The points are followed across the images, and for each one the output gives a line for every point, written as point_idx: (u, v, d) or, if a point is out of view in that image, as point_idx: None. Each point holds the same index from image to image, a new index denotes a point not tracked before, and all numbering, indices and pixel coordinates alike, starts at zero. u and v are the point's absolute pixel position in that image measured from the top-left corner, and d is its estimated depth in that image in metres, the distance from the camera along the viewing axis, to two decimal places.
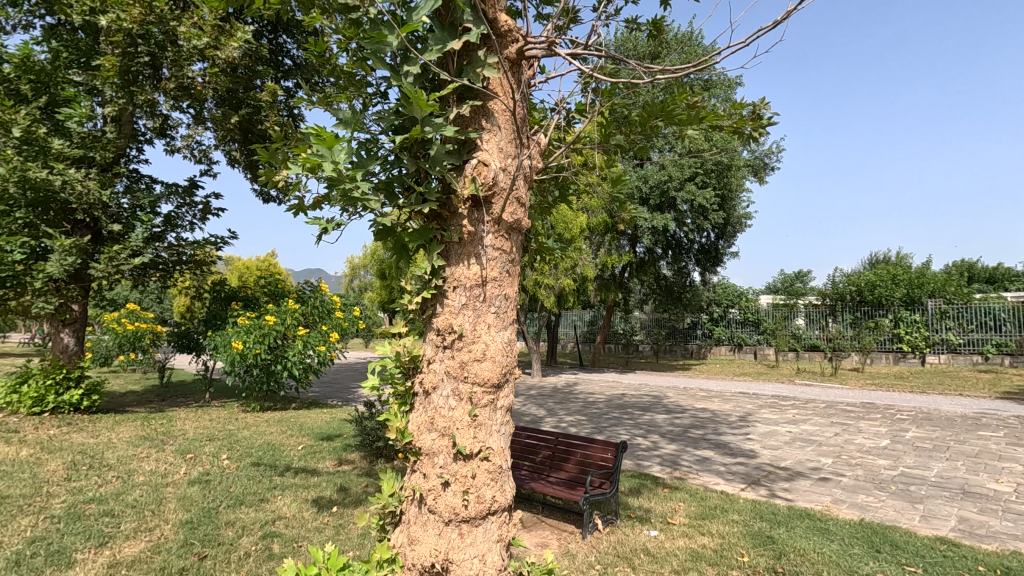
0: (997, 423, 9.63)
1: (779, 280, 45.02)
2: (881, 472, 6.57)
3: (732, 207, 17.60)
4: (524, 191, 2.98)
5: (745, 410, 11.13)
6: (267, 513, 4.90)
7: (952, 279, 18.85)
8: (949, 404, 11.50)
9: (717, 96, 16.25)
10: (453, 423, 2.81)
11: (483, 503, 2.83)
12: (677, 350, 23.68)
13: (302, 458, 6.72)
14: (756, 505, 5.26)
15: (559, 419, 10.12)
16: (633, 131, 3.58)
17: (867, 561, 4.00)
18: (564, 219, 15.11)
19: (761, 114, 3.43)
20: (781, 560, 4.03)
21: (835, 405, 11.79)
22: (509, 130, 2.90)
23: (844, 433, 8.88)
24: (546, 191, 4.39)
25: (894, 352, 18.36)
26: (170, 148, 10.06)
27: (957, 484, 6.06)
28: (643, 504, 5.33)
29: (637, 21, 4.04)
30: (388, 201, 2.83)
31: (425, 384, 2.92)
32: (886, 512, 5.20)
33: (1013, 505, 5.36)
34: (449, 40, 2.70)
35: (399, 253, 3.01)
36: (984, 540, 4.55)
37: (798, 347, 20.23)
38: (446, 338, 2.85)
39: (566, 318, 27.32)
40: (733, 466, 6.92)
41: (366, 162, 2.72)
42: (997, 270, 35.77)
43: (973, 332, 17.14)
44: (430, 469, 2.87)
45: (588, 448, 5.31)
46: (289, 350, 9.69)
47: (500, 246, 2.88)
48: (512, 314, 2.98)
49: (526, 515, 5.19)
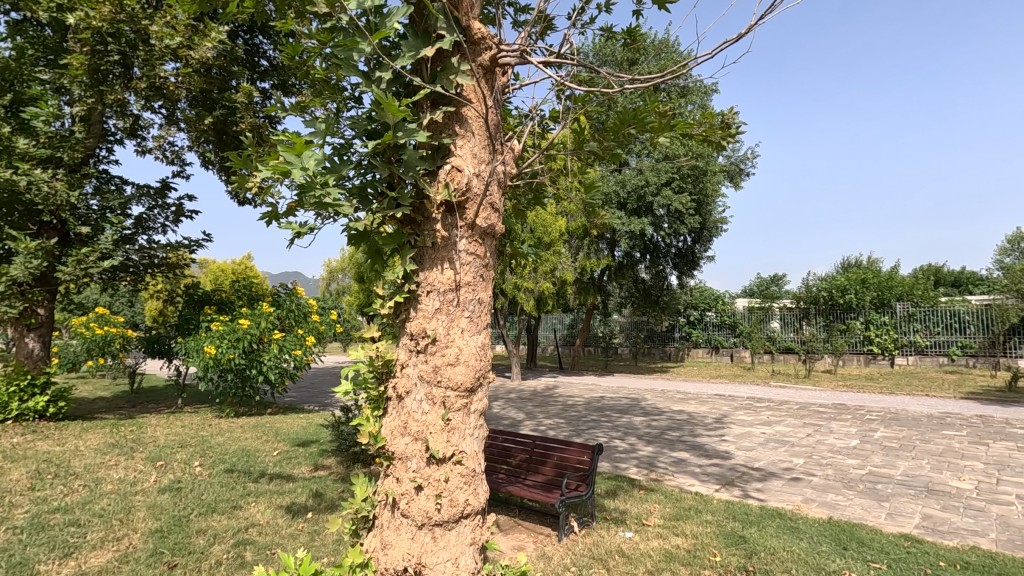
0: (960, 422, 9.97)
1: (754, 284, 46.01)
2: (850, 472, 6.73)
3: (708, 211, 17.86)
4: (498, 196, 3.01)
5: (720, 412, 11.29)
6: (240, 519, 4.83)
7: (919, 283, 19.44)
8: (916, 405, 11.83)
9: (694, 102, 16.48)
10: (426, 427, 2.83)
11: (456, 507, 2.85)
12: (656, 352, 23.94)
13: (277, 464, 6.64)
14: (729, 506, 5.35)
15: (537, 422, 10.15)
16: (607, 138, 3.63)
17: (834, 559, 4.10)
18: (543, 223, 15.22)
19: (731, 123, 3.51)
20: (752, 559, 4.10)
21: (807, 406, 12.05)
22: (482, 137, 2.93)
23: (816, 434, 9.09)
24: (520, 197, 4.43)
25: (864, 354, 18.83)
26: (141, 149, 9.85)
27: (922, 482, 6.24)
28: (618, 505, 5.38)
29: (610, 29, 4.12)
30: (361, 206, 2.85)
31: (398, 388, 2.94)
32: (854, 510, 5.33)
33: (974, 502, 5.53)
34: (422, 47, 2.72)
35: (374, 258, 3.02)
36: (947, 536, 4.69)
37: (773, 349, 20.63)
38: (420, 342, 2.87)
39: (546, 321, 27.45)
40: (708, 467, 7.03)
41: (338, 168, 2.73)
42: (962, 274, 37.15)
43: (939, 334, 17.69)
44: (403, 473, 2.88)
45: (565, 451, 5.31)
46: (264, 354, 9.53)
47: (474, 251, 2.90)
48: (486, 319, 3.00)
49: (502, 518, 5.20)
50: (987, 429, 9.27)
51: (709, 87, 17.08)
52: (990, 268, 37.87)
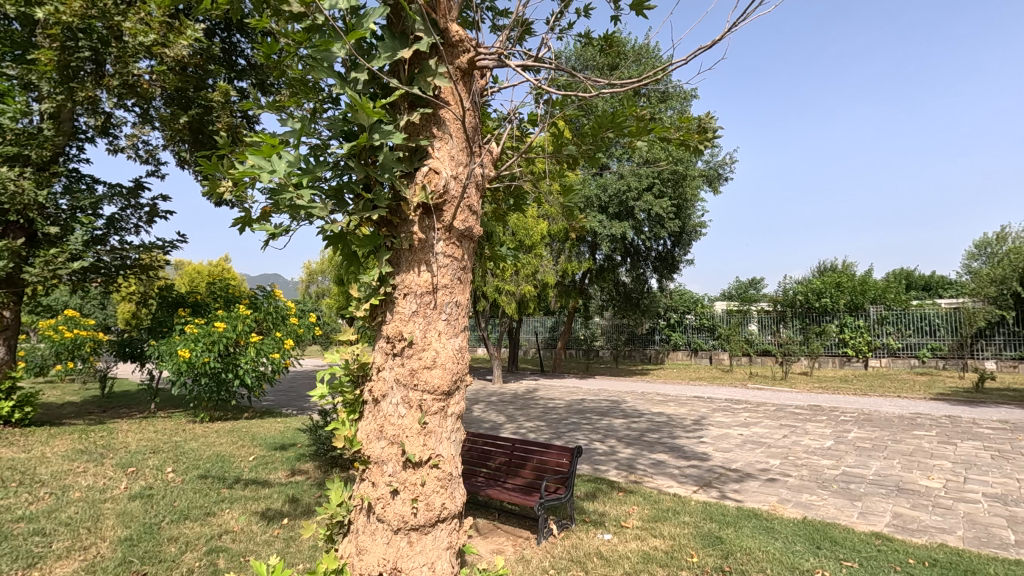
0: (929, 422, 10.24)
1: (732, 287, 46.70)
2: (824, 472, 6.86)
3: (688, 215, 18.05)
4: (476, 199, 3.01)
5: (699, 414, 11.40)
6: (213, 526, 4.73)
7: (891, 287, 19.91)
8: (888, 406, 12.10)
9: (673, 107, 16.63)
10: (402, 431, 2.81)
11: (432, 511, 2.83)
12: (636, 355, 24.11)
13: (252, 469, 6.51)
14: (707, 507, 5.40)
15: (518, 425, 10.14)
16: (585, 142, 3.65)
17: (808, 557, 4.17)
18: (524, 225, 15.29)
19: (708, 128, 3.54)
20: (728, 559, 4.15)
21: (783, 407, 12.26)
22: (460, 139, 2.93)
23: (792, 435, 9.25)
24: (499, 200, 4.43)
25: (839, 357, 19.23)
26: (113, 148, 9.61)
27: (893, 481, 6.39)
28: (598, 507, 5.41)
29: (588, 34, 4.14)
30: (336, 209, 2.84)
31: (374, 392, 2.91)
32: (828, 510, 5.43)
33: (942, 501, 5.67)
34: (399, 48, 2.72)
35: (350, 260, 2.99)
36: (915, 534, 4.80)
37: (751, 352, 20.93)
38: (396, 345, 2.85)
39: (528, 324, 27.48)
40: (687, 469, 7.09)
41: (313, 169, 2.71)
42: (931, 279, 38.29)
43: (911, 337, 18.18)
44: (379, 478, 2.86)
45: (544, 454, 5.31)
46: (241, 357, 9.34)
47: (451, 254, 2.89)
48: (464, 321, 2.99)
49: (481, 521, 5.17)
50: (955, 429, 9.53)
51: (688, 92, 17.27)
52: (958, 273, 39.03)
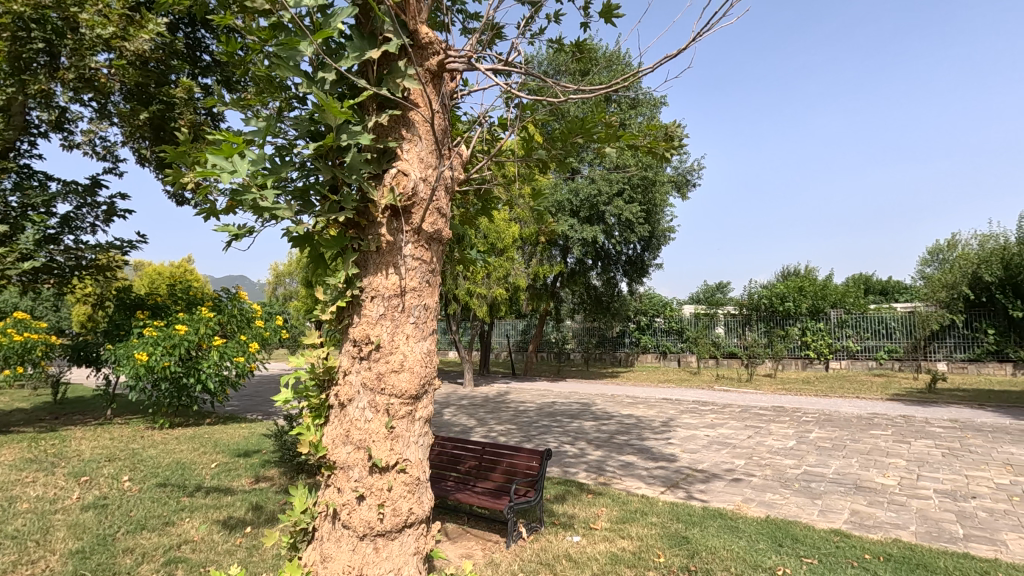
0: (886, 422, 10.64)
1: (700, 291, 47.61)
2: (787, 471, 7.04)
3: (658, 220, 18.32)
4: (445, 201, 3.00)
5: (667, 416, 11.56)
6: (173, 536, 4.58)
7: (851, 291, 20.58)
8: (847, 407, 12.51)
9: (643, 114, 16.88)
10: (369, 435, 2.78)
11: (399, 516, 2.81)
12: (607, 358, 24.35)
13: (215, 476, 6.33)
14: (674, 507, 5.49)
15: (489, 428, 10.13)
16: (555, 147, 3.67)
17: (770, 555, 4.27)
18: (496, 228, 15.27)
19: (675, 136, 3.60)
20: (693, 559, 4.22)
21: (749, 408, 12.55)
22: (429, 141, 2.92)
23: (756, 435, 9.48)
24: (470, 204, 4.42)
25: (801, 359, 19.79)
26: (67, 143, 9.24)
27: (851, 479, 6.61)
28: (567, 510, 5.43)
29: (559, 39, 4.19)
30: (302, 210, 2.80)
31: (340, 396, 2.87)
32: (789, 508, 5.58)
33: (897, 497, 5.89)
34: (368, 49, 2.70)
35: (315, 262, 2.95)
36: (872, 530, 4.97)
37: (718, 354, 21.35)
38: (363, 349, 2.81)
39: (499, 327, 27.49)
40: (655, 470, 7.19)
41: (278, 170, 2.67)
42: (888, 284, 39.87)
43: (869, 340, 18.86)
44: (344, 483, 2.81)
45: (514, 456, 5.30)
46: (203, 361, 9.07)
47: (420, 256, 2.88)
48: (433, 324, 2.97)
49: (450, 526, 5.13)
50: (910, 428, 9.91)
51: (658, 99, 17.56)
52: (913, 278, 40.65)
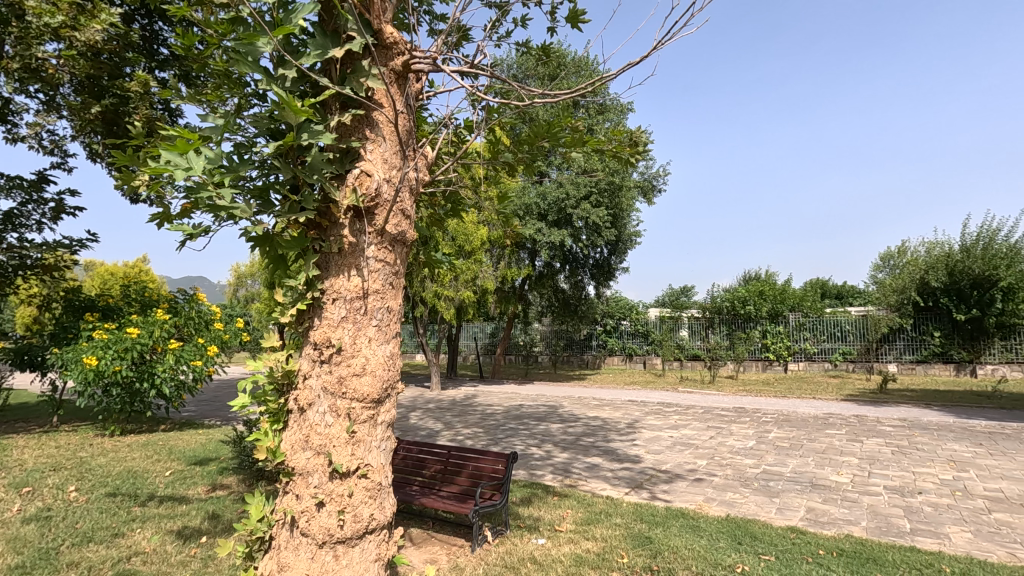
0: (840, 421, 11.04)
1: (665, 294, 48.53)
2: (747, 471, 7.23)
3: (624, 224, 18.55)
4: (409, 203, 2.97)
5: (632, 418, 11.70)
6: (122, 548, 4.38)
7: (808, 295, 21.29)
8: (805, 407, 12.93)
9: (611, 120, 17.11)
10: (329, 440, 2.73)
11: (359, 522, 2.77)
12: (574, 360, 24.53)
13: (169, 485, 6.09)
14: (638, 508, 5.56)
15: (455, 431, 10.06)
16: (521, 151, 3.68)
17: (730, 553, 4.36)
18: (464, 231, 15.21)
19: (639, 141, 3.66)
20: (656, 558, 4.28)
21: (711, 410, 12.83)
22: (393, 142, 2.89)
23: (718, 436, 9.70)
24: (435, 205, 4.40)
25: (761, 361, 20.37)
26: (11, 136, 8.79)
27: (807, 478, 6.82)
28: (532, 512, 5.44)
29: (527, 43, 4.21)
30: (261, 210, 2.73)
31: (299, 401, 2.80)
32: (749, 507, 5.72)
33: (850, 494, 6.11)
34: (330, 47, 2.66)
35: (276, 263, 2.88)
36: (826, 526, 5.14)
37: (682, 357, 21.74)
38: (323, 352, 2.76)
39: (467, 330, 27.42)
40: (619, 471, 7.28)
41: (236, 168, 2.60)
42: (843, 288, 41.50)
43: (825, 342, 19.56)
44: (304, 490, 2.75)
45: (479, 460, 5.27)
46: (158, 366, 8.73)
47: (383, 258, 2.84)
48: (396, 327, 2.94)
49: (415, 531, 5.07)
50: (862, 427, 10.30)
51: (625, 105, 17.82)
52: (866, 283, 42.36)
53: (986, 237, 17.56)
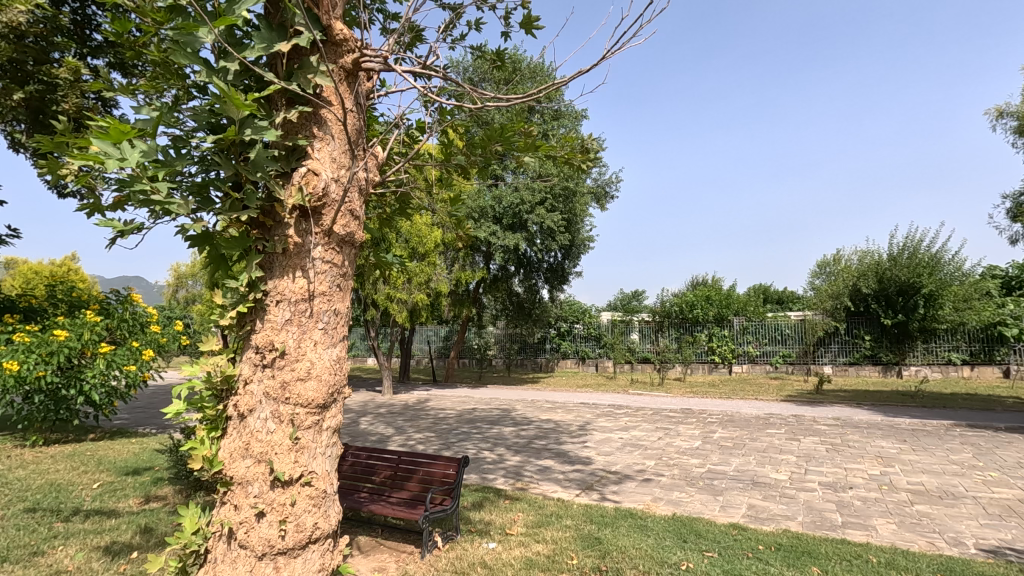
0: (780, 421, 11.55)
1: (616, 299, 49.54)
2: (693, 470, 7.45)
3: (578, 229, 18.79)
4: (358, 203, 2.91)
5: (584, 420, 11.85)
6: (41, 568, 4.07)
7: (751, 300, 22.20)
8: (747, 408, 13.45)
9: (565, 125, 17.31)
10: (270, 447, 2.63)
11: (302, 532, 2.69)
12: (528, 363, 24.62)
13: (96, 498, 5.72)
14: (588, 509, 5.63)
15: (407, 436, 9.92)
16: (474, 154, 3.66)
17: (676, 552, 4.47)
18: (417, 232, 15.05)
19: (590, 148, 3.71)
20: (605, 558, 4.35)
21: (659, 411, 13.17)
22: (342, 141, 2.83)
23: (665, 437, 9.96)
24: (385, 205, 4.33)
25: (707, 363, 21.07)
26: None
27: (749, 476, 7.09)
28: (483, 517, 5.41)
29: (481, 47, 4.22)
30: (200, 207, 2.61)
31: (239, 407, 2.69)
32: (694, 505, 5.89)
33: (788, 491, 6.40)
34: (277, 41, 2.59)
35: (216, 263, 2.76)
36: (766, 522, 5.35)
37: (633, 360, 22.22)
38: (266, 356, 2.67)
39: (420, 333, 27.14)
40: (571, 473, 7.35)
41: (172, 162, 2.48)
42: (784, 294, 43.57)
43: (767, 345, 20.41)
44: (243, 500, 2.65)
45: (430, 465, 5.20)
46: (86, 371, 8.19)
47: (330, 260, 2.77)
48: (343, 330, 2.87)
49: (363, 539, 4.94)
50: (800, 427, 10.80)
51: (579, 112, 18.08)
52: (804, 290, 44.60)
53: (911, 247, 18.83)
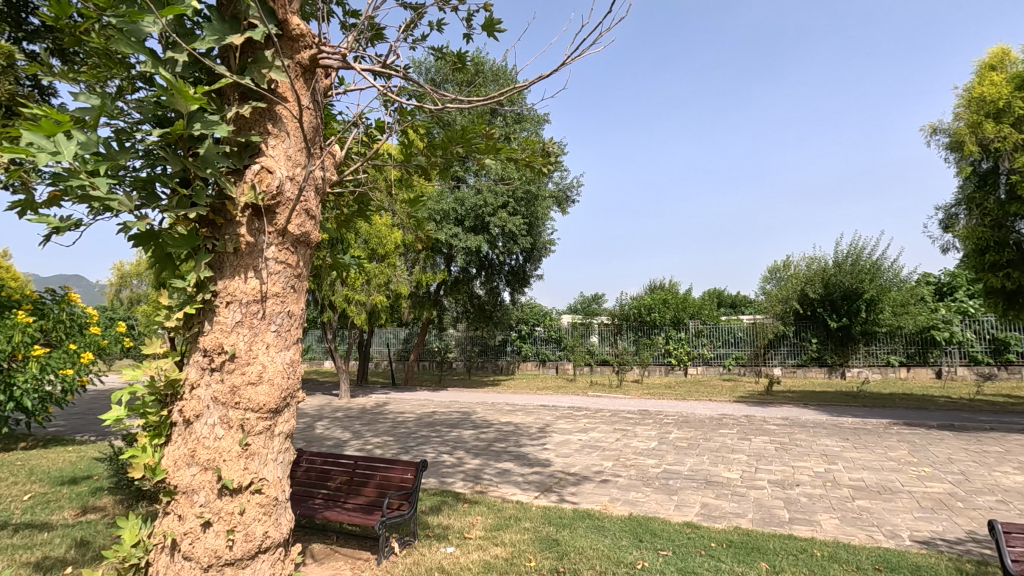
0: (732, 421, 11.92)
1: (576, 301, 50.07)
2: (649, 470, 7.60)
3: (540, 233, 18.91)
4: (314, 203, 2.84)
5: (543, 422, 11.92)
6: None
7: (706, 304, 22.86)
8: (702, 409, 13.84)
9: (528, 129, 17.40)
10: (218, 454, 2.54)
11: (252, 541, 2.60)
12: (488, 366, 24.58)
13: (26, 511, 5.37)
14: (546, 511, 5.66)
15: (364, 440, 9.73)
16: (435, 155, 3.64)
17: (632, 551, 4.55)
18: (378, 233, 14.81)
19: (552, 152, 3.74)
20: (563, 560, 4.38)
21: (618, 413, 13.38)
22: (298, 138, 2.75)
23: (623, 438, 10.13)
24: (344, 206, 4.25)
25: (664, 365, 21.55)
26: None
27: (703, 475, 7.29)
28: (442, 521, 5.36)
29: (443, 48, 4.20)
30: (145, 203, 2.50)
31: (185, 412, 2.58)
32: (650, 505, 6.01)
33: (739, 489, 6.61)
34: (229, 33, 2.51)
35: (161, 262, 2.65)
36: (718, 520, 5.51)
37: (592, 362, 22.52)
38: (214, 359, 2.57)
39: (380, 335, 26.74)
40: (530, 475, 7.38)
41: (115, 156, 2.36)
42: (736, 298, 45.10)
43: (720, 348, 21.05)
44: (187, 510, 2.54)
45: (388, 469, 5.12)
46: (18, 375, 7.69)
47: (284, 260, 2.69)
48: (297, 332, 2.79)
49: (317, 547, 4.81)
50: (751, 427, 11.18)
51: (542, 116, 18.22)
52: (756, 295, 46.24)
53: (854, 254, 19.79)
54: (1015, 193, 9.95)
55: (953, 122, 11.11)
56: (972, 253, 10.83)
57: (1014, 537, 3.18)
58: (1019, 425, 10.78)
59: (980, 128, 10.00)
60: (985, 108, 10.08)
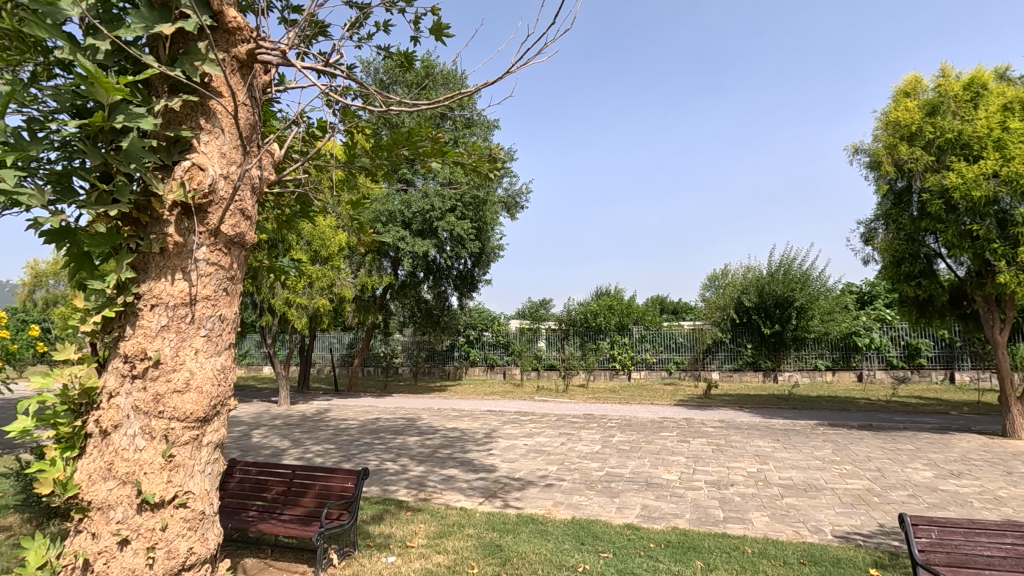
0: (672, 424, 12.32)
1: (525, 308, 50.37)
2: (592, 473, 7.74)
3: (488, 237, 18.91)
4: (250, 202, 2.72)
5: (489, 428, 11.90)
6: None
7: (650, 310, 23.52)
8: (644, 412, 14.23)
9: (476, 135, 17.40)
10: (139, 466, 2.39)
11: (174, 559, 2.45)
12: (435, 371, 24.29)
13: None
14: (490, 517, 5.64)
15: (304, 449, 9.40)
16: (380, 156, 3.57)
17: (573, 554, 4.60)
18: (321, 235, 14.37)
19: (498, 157, 3.74)
20: (505, 565, 4.37)
21: (563, 417, 13.53)
22: (233, 135, 2.64)
23: (568, 442, 10.26)
24: (284, 206, 4.12)
25: (609, 370, 22.00)
26: None
27: (644, 477, 7.48)
28: (383, 530, 5.25)
29: (389, 49, 4.15)
30: (59, 198, 2.33)
31: (102, 422, 2.41)
32: (592, 508, 6.11)
33: (677, 490, 6.83)
34: (158, 22, 2.38)
35: (77, 261, 2.47)
36: (657, 521, 5.67)
37: (539, 367, 22.65)
38: (136, 365, 2.42)
39: (323, 340, 25.99)
40: (474, 481, 7.34)
41: (25, 146, 2.19)
42: (678, 305, 46.68)
43: (663, 352, 21.69)
44: (102, 527, 2.38)
45: (328, 478, 4.95)
46: None
47: (216, 261, 2.57)
48: (229, 337, 2.67)
49: (250, 561, 4.59)
50: (690, 430, 11.57)
51: (491, 122, 18.29)
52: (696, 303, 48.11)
53: (786, 264, 20.92)
54: (925, 210, 10.80)
55: (871, 143, 11.94)
56: (888, 265, 11.66)
57: (919, 528, 3.38)
58: (929, 424, 11.64)
59: (895, 149, 10.79)
60: (900, 131, 10.83)
